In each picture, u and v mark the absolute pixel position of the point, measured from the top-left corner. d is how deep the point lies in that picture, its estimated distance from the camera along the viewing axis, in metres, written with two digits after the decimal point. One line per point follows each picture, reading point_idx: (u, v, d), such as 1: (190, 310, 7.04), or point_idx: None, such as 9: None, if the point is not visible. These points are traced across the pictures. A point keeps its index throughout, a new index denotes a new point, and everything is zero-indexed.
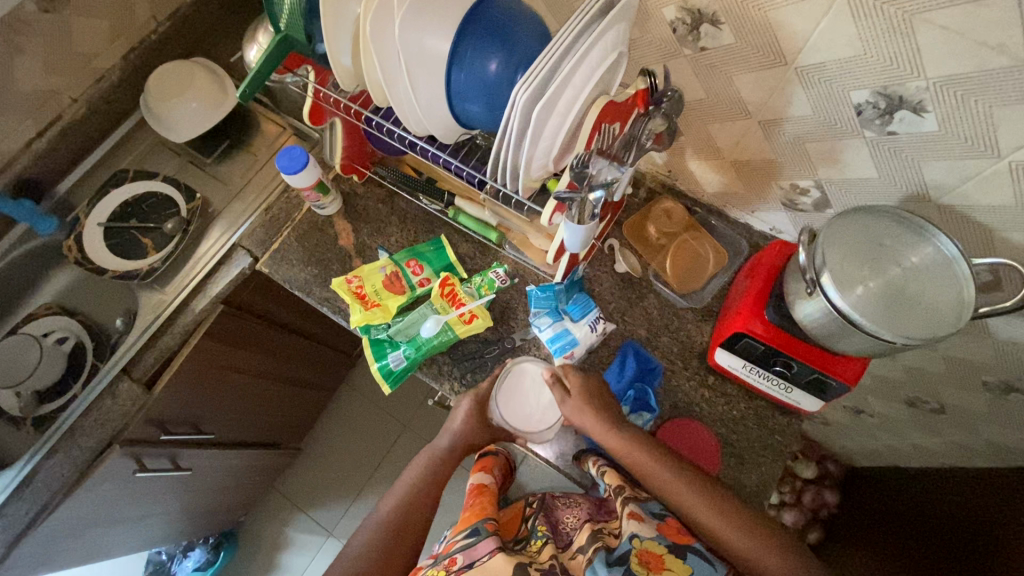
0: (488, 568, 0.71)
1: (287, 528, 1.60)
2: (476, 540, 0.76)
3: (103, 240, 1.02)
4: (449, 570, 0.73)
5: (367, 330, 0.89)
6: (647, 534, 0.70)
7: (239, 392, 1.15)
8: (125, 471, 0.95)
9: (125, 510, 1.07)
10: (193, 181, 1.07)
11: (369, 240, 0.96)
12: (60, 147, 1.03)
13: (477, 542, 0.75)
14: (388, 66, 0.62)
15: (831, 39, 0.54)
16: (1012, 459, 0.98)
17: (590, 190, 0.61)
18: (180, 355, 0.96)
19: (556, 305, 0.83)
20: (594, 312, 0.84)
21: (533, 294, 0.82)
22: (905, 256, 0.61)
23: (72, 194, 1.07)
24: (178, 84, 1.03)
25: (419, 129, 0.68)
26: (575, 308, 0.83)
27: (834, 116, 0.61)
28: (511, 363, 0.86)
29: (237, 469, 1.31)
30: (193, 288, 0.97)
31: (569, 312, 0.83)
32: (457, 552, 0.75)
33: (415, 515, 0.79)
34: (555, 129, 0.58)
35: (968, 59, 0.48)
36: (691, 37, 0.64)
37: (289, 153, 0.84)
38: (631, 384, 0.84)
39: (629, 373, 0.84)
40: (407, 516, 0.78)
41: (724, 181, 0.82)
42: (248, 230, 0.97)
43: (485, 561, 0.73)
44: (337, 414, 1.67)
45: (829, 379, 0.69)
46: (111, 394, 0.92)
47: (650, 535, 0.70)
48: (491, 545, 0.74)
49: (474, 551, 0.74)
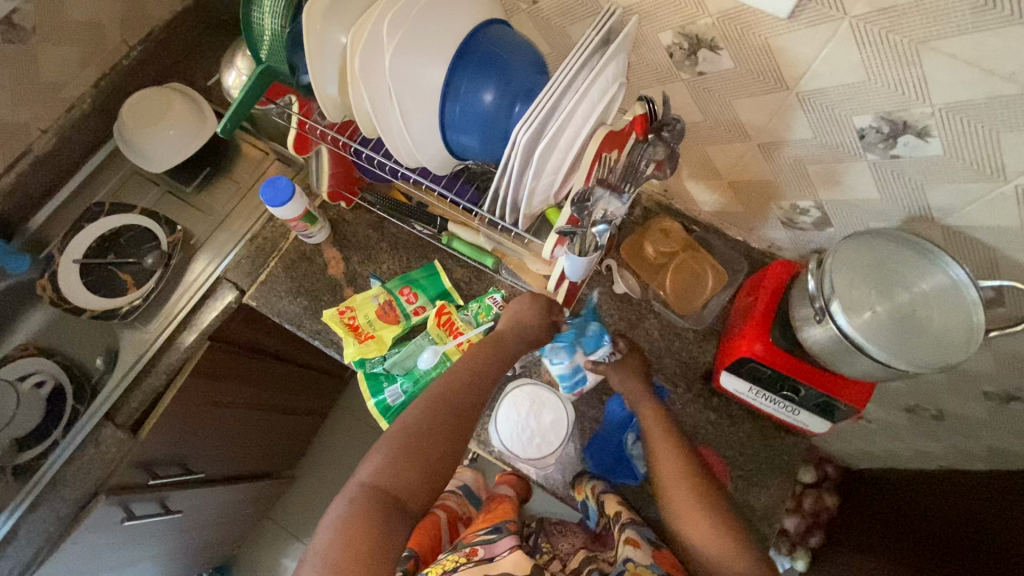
0: (510, 562, 0.75)
1: (283, 558, 1.56)
2: (497, 536, 0.80)
3: (80, 278, 0.98)
4: (471, 559, 0.78)
5: (362, 363, 0.87)
6: (641, 560, 0.69)
7: (230, 426, 1.11)
8: (113, 520, 0.91)
9: (114, 558, 1.02)
10: (173, 212, 1.03)
11: (360, 268, 0.93)
12: (30, 181, 0.98)
13: (498, 539, 0.79)
14: (378, 100, 0.59)
15: (833, 68, 0.53)
16: (1011, 462, 0.98)
17: (591, 225, 0.59)
18: (166, 396, 0.92)
19: (573, 340, 0.80)
20: (608, 346, 0.81)
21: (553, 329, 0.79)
22: (915, 282, 0.60)
23: (46, 229, 1.02)
24: (155, 110, 0.99)
25: (411, 161, 0.66)
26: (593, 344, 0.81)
27: (835, 140, 0.60)
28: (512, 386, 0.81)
29: (230, 504, 1.27)
30: (179, 324, 0.94)
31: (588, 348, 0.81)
32: (478, 544, 0.80)
33: (470, 399, 0.67)
34: (557, 164, 0.56)
35: (976, 86, 0.48)
36: (688, 62, 0.62)
37: (274, 185, 0.81)
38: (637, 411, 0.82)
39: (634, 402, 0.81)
40: (461, 397, 0.67)
41: (722, 201, 0.81)
42: (233, 261, 0.94)
43: (504, 556, 0.76)
44: (332, 438, 1.63)
45: (837, 402, 0.69)
46: (95, 441, 0.89)
47: (644, 562, 0.69)
48: (511, 542, 0.78)
49: (495, 545, 0.78)
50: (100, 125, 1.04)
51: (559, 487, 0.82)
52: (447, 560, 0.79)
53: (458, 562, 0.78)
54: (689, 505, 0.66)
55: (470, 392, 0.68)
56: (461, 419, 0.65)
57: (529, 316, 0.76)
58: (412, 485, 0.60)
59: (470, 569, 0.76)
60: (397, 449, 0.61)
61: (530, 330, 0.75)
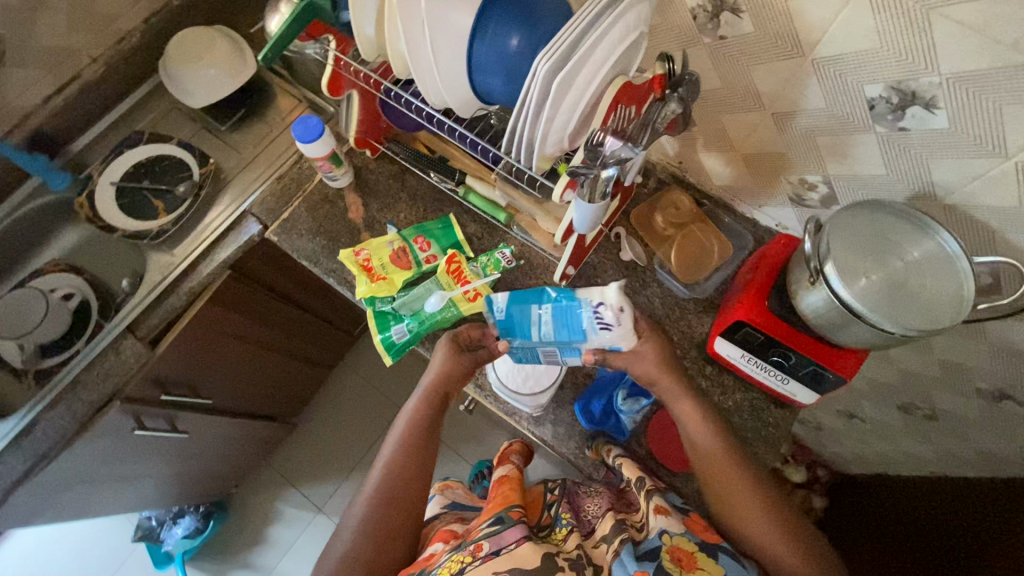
0: (518, 556, 0.69)
1: (277, 502, 1.61)
2: (501, 527, 0.73)
3: (115, 199, 1.04)
4: (475, 557, 0.70)
5: (371, 302, 0.90)
6: (675, 529, 0.71)
7: (239, 360, 1.15)
8: (124, 427, 0.97)
9: (120, 469, 1.08)
10: (207, 148, 1.08)
11: (378, 215, 0.97)
12: (76, 105, 1.05)
13: (503, 530, 0.73)
14: (411, 34, 0.62)
15: (849, 33, 0.55)
16: (1001, 468, 0.99)
17: (602, 168, 0.61)
18: (184, 317, 0.96)
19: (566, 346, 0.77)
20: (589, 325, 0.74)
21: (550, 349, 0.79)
22: (907, 250, 0.62)
23: (86, 152, 1.08)
24: (198, 49, 1.02)
25: (437, 100, 0.69)
26: (575, 348, 0.77)
27: (847, 111, 0.62)
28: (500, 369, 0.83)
29: (231, 439, 1.32)
30: (201, 253, 0.97)
31: (563, 354, 0.78)
32: (483, 539, 0.72)
33: (393, 480, 0.77)
34: (573, 104, 0.59)
35: (983, 56, 0.50)
36: (710, 26, 0.65)
37: (305, 122, 0.85)
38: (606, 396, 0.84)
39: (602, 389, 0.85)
40: (395, 484, 0.77)
41: (734, 174, 0.83)
42: (259, 198, 0.98)
43: (513, 549, 0.70)
44: (334, 393, 1.69)
45: (826, 372, 0.70)
46: (115, 350, 0.93)
47: (679, 531, 0.71)
48: (519, 533, 0.71)
49: (500, 537, 0.72)
50: (147, 60, 1.09)
51: (548, 439, 0.84)
52: (451, 561, 0.71)
53: (464, 562, 0.70)
54: (761, 523, 0.69)
55: (396, 479, 0.77)
56: (401, 505, 0.76)
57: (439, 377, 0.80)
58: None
59: (480, 568, 0.68)
60: (354, 557, 0.72)
61: (447, 381, 0.80)
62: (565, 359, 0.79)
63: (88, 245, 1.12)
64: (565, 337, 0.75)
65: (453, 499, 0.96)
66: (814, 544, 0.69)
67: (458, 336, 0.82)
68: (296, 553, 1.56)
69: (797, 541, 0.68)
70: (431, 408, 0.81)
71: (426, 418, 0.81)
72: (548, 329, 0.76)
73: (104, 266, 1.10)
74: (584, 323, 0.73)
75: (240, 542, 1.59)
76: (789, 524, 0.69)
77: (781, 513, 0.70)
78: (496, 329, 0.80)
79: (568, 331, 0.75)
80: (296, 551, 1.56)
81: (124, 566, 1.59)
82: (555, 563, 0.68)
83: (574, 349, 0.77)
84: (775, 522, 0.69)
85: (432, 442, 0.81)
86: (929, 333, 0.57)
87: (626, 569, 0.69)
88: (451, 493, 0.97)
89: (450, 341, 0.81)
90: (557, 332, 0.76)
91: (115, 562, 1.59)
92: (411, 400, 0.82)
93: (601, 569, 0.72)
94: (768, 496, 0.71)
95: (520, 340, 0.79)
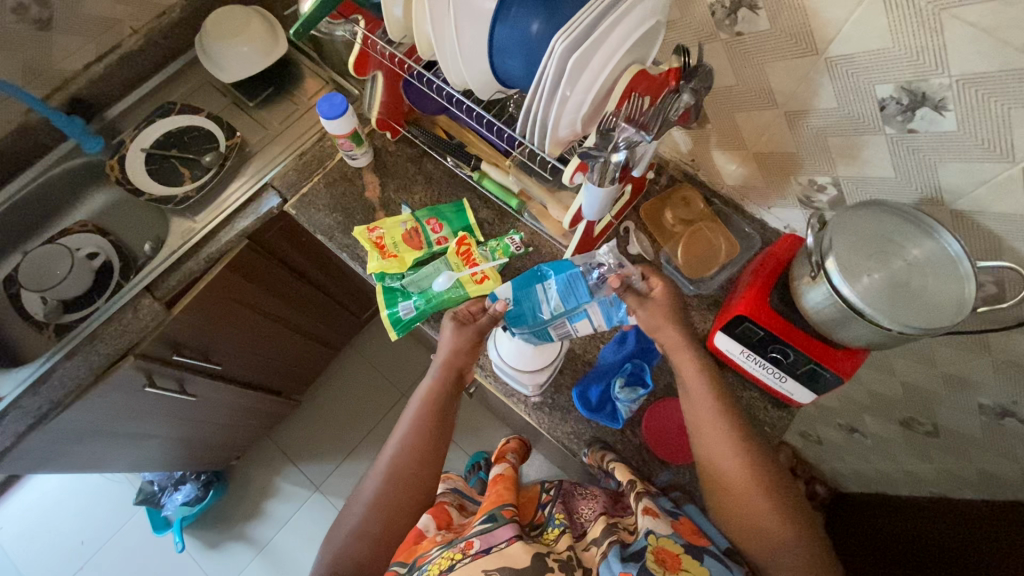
0: (508, 555, 0.69)
1: (276, 478, 1.64)
2: (493, 526, 0.74)
3: (144, 165, 1.09)
4: (466, 553, 0.71)
5: (382, 278, 0.92)
6: (662, 531, 0.69)
7: (250, 330, 1.18)
8: (136, 383, 1.00)
9: (128, 425, 1.11)
10: (234, 121, 1.12)
11: (394, 196, 0.99)
12: (114, 74, 1.11)
13: (495, 528, 0.73)
14: (437, 15, 0.65)
15: (863, 31, 0.57)
16: (1000, 491, 0.97)
17: (613, 151, 0.63)
18: (202, 281, 0.99)
19: (581, 308, 0.77)
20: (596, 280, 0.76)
21: (569, 322, 0.79)
22: (909, 250, 0.63)
23: (119, 120, 1.14)
24: (234, 27, 1.06)
25: (458, 82, 0.71)
26: (585, 311, 0.78)
27: (857, 111, 0.64)
28: (497, 348, 0.84)
29: (234, 407, 1.36)
30: (222, 220, 1.00)
31: (573, 321, 0.79)
32: (473, 536, 0.73)
33: (394, 458, 0.79)
34: (587, 86, 0.61)
35: (994, 58, 0.51)
36: (728, 22, 0.66)
37: (330, 100, 0.88)
38: (598, 384, 0.84)
39: (595, 375, 0.85)
40: (410, 462, 0.78)
41: (745, 173, 0.84)
42: (281, 171, 1.01)
43: (503, 548, 0.70)
44: (340, 374, 1.72)
45: (824, 370, 0.70)
46: (133, 308, 0.95)
47: (666, 532, 0.69)
48: (509, 532, 0.72)
49: (491, 535, 0.72)
50: (184, 35, 1.15)
51: (544, 422, 0.85)
52: (441, 557, 0.72)
53: (454, 558, 0.71)
54: (770, 528, 0.67)
55: (411, 461, 0.78)
56: (411, 483, 0.78)
57: (449, 357, 0.81)
58: (377, 551, 0.75)
59: (469, 566, 0.69)
60: (366, 528, 0.75)
61: (460, 356, 0.82)
62: (575, 325, 0.79)
63: (116, 210, 1.17)
64: (573, 305, 0.76)
65: (455, 486, 0.96)
66: (810, 532, 0.68)
67: (460, 314, 0.82)
68: (290, 529, 1.59)
69: (797, 528, 0.67)
70: (443, 387, 0.82)
71: (439, 398, 0.81)
72: (555, 302, 0.77)
73: (130, 231, 1.15)
74: (591, 284, 0.76)
75: (237, 514, 1.61)
76: (800, 523, 0.67)
77: (782, 500, 0.68)
78: (504, 317, 0.81)
79: (575, 297, 0.76)
80: (290, 527, 1.59)
81: (123, 528, 1.62)
82: (545, 564, 0.68)
83: (582, 314, 0.78)
84: (775, 504, 0.68)
85: (447, 421, 0.82)
86: (929, 333, 0.57)
87: (611, 569, 0.67)
88: (452, 481, 0.97)
89: (453, 322, 0.82)
90: (565, 302, 0.77)
91: (116, 523, 1.63)
92: (424, 380, 0.83)
93: (591, 571, 0.71)
94: (769, 479, 0.69)
95: (525, 328, 0.80)
